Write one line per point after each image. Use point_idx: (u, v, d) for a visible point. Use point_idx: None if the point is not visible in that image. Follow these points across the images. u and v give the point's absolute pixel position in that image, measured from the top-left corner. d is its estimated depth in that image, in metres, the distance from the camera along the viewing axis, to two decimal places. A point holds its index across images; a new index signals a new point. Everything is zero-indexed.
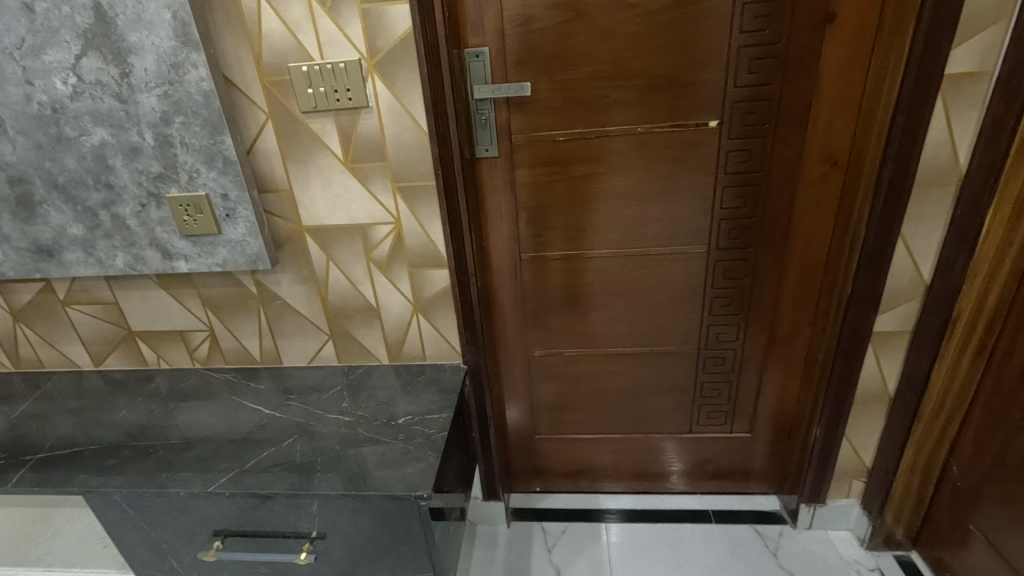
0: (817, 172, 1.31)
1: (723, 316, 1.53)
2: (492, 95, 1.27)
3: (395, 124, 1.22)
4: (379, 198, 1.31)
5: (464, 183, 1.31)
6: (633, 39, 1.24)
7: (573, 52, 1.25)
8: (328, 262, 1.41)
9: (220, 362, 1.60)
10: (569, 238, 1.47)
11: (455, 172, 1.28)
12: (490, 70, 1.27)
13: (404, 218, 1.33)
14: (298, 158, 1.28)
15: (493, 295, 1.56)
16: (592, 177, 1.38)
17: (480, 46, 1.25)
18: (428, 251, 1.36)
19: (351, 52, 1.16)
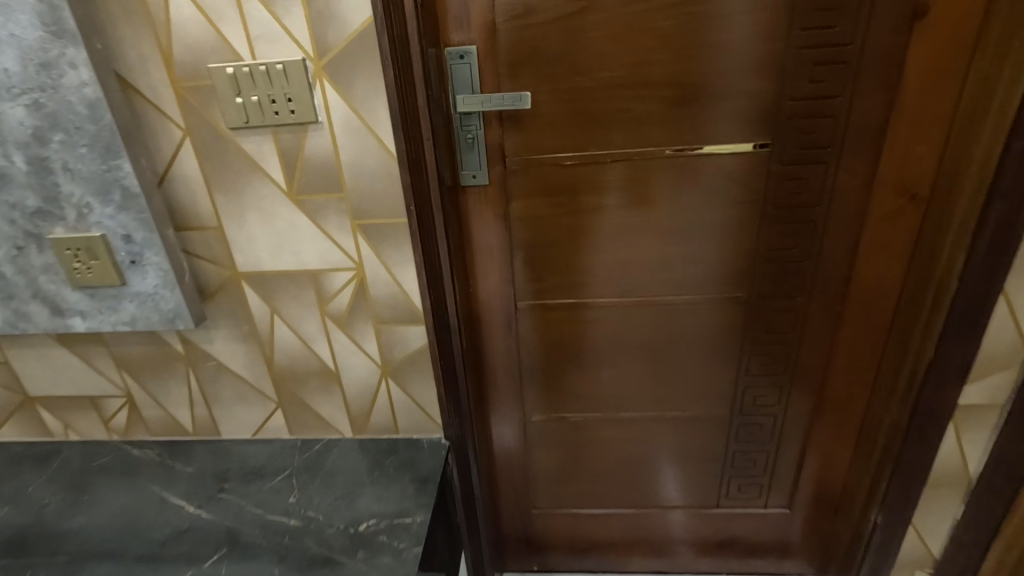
0: (889, 206, 1.04)
1: (763, 377, 1.26)
2: (482, 107, 0.99)
3: (353, 145, 0.93)
4: (336, 238, 1.02)
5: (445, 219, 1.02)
6: (662, 37, 0.96)
7: (586, 53, 0.97)
8: (272, 315, 1.11)
9: (143, 433, 1.29)
10: (576, 284, 1.19)
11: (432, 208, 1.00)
12: (478, 75, 0.98)
13: (368, 264, 1.04)
14: (228, 187, 0.98)
15: (483, 351, 1.27)
16: (605, 211, 1.10)
17: (465, 44, 0.96)
18: (400, 304, 1.07)
19: (291, 49, 0.87)
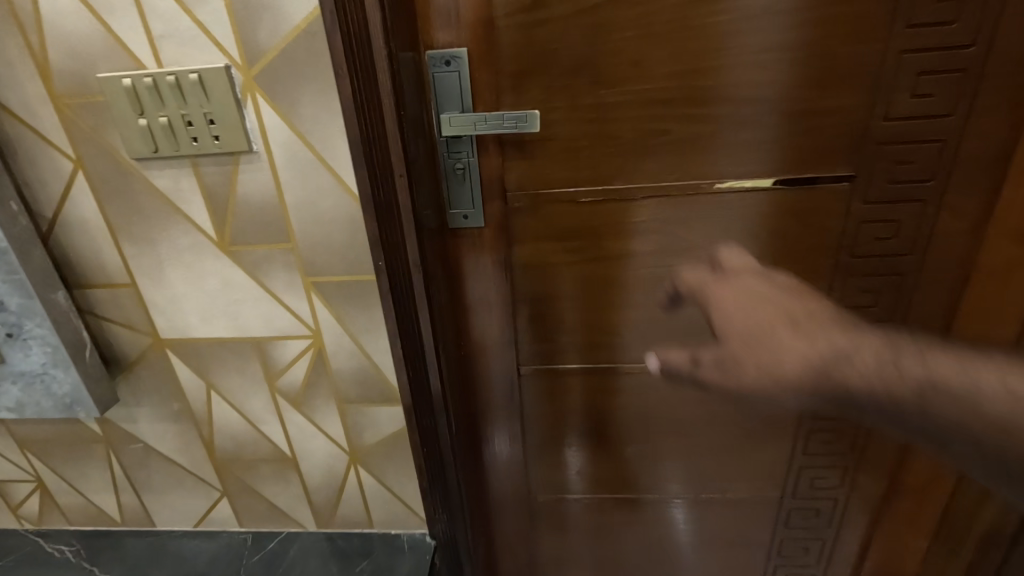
0: (1004, 257, 0.80)
1: (823, 456, 1.03)
2: (475, 130, 0.74)
3: (301, 182, 0.69)
4: (284, 300, 0.78)
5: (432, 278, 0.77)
6: (719, 38, 0.72)
7: (615, 58, 0.73)
8: (208, 390, 0.87)
9: (61, 522, 1.05)
10: (593, 345, 0.95)
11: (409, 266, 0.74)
12: (470, 87, 0.74)
13: (327, 331, 0.80)
14: (140, 236, 0.74)
15: (481, 426, 1.02)
16: (634, 261, 0.87)
17: (453, 46, 0.72)
18: (369, 380, 0.84)
19: (208, 51, 0.62)
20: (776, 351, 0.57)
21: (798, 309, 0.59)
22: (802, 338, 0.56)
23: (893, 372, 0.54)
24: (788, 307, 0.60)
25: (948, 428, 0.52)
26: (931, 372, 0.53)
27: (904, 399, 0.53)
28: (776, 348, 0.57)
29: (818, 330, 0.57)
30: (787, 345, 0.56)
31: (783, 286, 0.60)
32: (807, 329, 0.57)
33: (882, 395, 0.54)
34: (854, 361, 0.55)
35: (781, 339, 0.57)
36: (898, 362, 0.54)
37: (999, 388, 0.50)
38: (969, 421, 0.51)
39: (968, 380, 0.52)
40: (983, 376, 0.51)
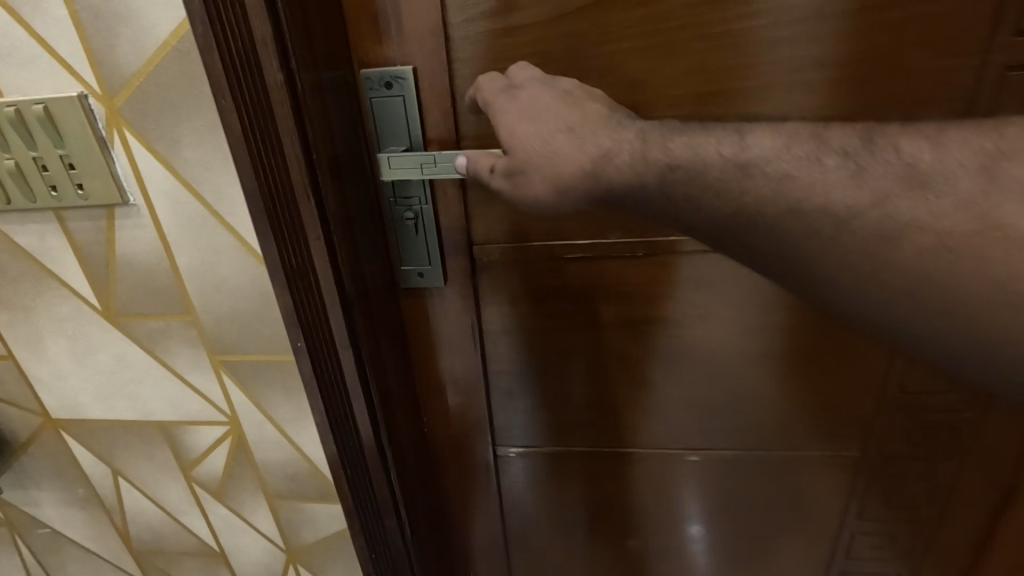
0: None
1: (872, 561, 0.83)
2: (422, 174, 0.56)
3: (194, 242, 0.53)
4: (191, 380, 0.62)
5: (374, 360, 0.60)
6: (749, 52, 0.53)
7: (608, 79, 0.55)
8: (115, 476, 0.72)
9: None
10: (585, 427, 0.77)
11: (337, 347, 0.57)
12: (421, 118, 0.58)
13: (247, 416, 0.64)
14: (9, 301, 0.60)
15: (455, 514, 0.85)
16: (637, 330, 0.69)
17: (396, 63, 0.55)
18: (302, 473, 0.68)
19: (55, 75, 0.47)
20: (534, 154, 0.47)
21: (558, 109, 0.48)
22: (566, 140, 0.46)
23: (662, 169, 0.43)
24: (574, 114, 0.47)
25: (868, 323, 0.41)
26: (671, 153, 0.42)
27: (650, 187, 0.43)
28: (554, 156, 0.46)
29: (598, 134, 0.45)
30: (555, 148, 0.46)
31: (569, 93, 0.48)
32: (579, 130, 0.46)
33: (636, 189, 0.44)
34: (613, 160, 0.44)
35: (541, 140, 0.46)
36: (644, 138, 0.44)
37: (717, 157, 0.41)
38: (709, 196, 0.41)
39: (693, 154, 0.42)
40: (709, 147, 0.42)
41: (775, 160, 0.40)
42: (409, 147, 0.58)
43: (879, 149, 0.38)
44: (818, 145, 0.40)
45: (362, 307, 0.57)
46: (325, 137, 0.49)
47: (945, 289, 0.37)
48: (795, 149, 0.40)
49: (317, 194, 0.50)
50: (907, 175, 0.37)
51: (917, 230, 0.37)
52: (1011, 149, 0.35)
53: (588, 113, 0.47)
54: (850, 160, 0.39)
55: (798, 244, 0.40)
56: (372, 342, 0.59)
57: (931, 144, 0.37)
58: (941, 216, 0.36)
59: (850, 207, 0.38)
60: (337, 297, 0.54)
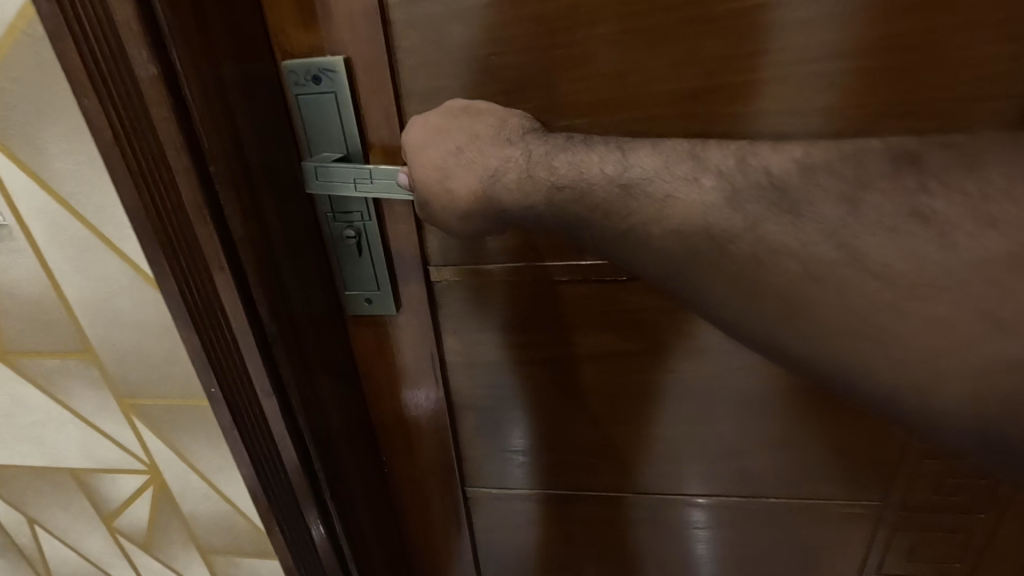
0: None
1: None
2: (354, 191, 0.47)
3: (81, 269, 0.44)
4: (101, 424, 0.53)
5: (309, 407, 0.51)
6: (753, 38, 0.43)
7: (583, 73, 0.45)
8: (31, 523, 0.64)
9: None
10: (564, 468, 0.68)
11: (260, 394, 0.48)
12: (358, 118, 0.48)
13: (167, 465, 0.55)
14: None
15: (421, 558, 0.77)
16: (621, 364, 0.59)
17: (325, 54, 0.46)
18: (236, 526, 0.59)
19: None
20: (429, 178, 0.43)
21: (460, 125, 0.43)
22: (459, 160, 0.42)
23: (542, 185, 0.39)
24: (475, 131, 0.43)
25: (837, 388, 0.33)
26: (554, 169, 0.39)
27: (539, 209, 0.40)
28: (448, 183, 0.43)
29: (490, 154, 0.42)
30: (452, 175, 0.42)
31: (468, 110, 0.44)
32: (474, 154, 0.42)
33: (532, 214, 0.40)
34: (501, 183, 0.41)
35: (442, 166, 0.43)
36: (532, 155, 0.40)
37: (600, 177, 0.37)
38: (591, 213, 0.38)
39: (572, 170, 0.39)
40: (589, 163, 0.38)
41: (656, 179, 0.36)
42: (345, 153, 0.49)
43: (750, 168, 0.34)
44: (690, 163, 0.36)
45: (289, 347, 0.48)
46: (226, 147, 0.40)
47: (800, 317, 0.32)
48: (681, 172, 0.36)
49: (218, 216, 0.41)
50: (776, 195, 0.33)
51: (782, 257, 0.32)
52: (871, 177, 0.31)
53: (484, 127, 0.43)
54: (721, 179, 0.34)
55: (655, 256, 0.36)
56: (303, 387, 0.50)
57: (798, 164, 0.33)
58: (796, 238, 0.32)
59: (721, 230, 0.33)
60: (253, 338, 0.45)
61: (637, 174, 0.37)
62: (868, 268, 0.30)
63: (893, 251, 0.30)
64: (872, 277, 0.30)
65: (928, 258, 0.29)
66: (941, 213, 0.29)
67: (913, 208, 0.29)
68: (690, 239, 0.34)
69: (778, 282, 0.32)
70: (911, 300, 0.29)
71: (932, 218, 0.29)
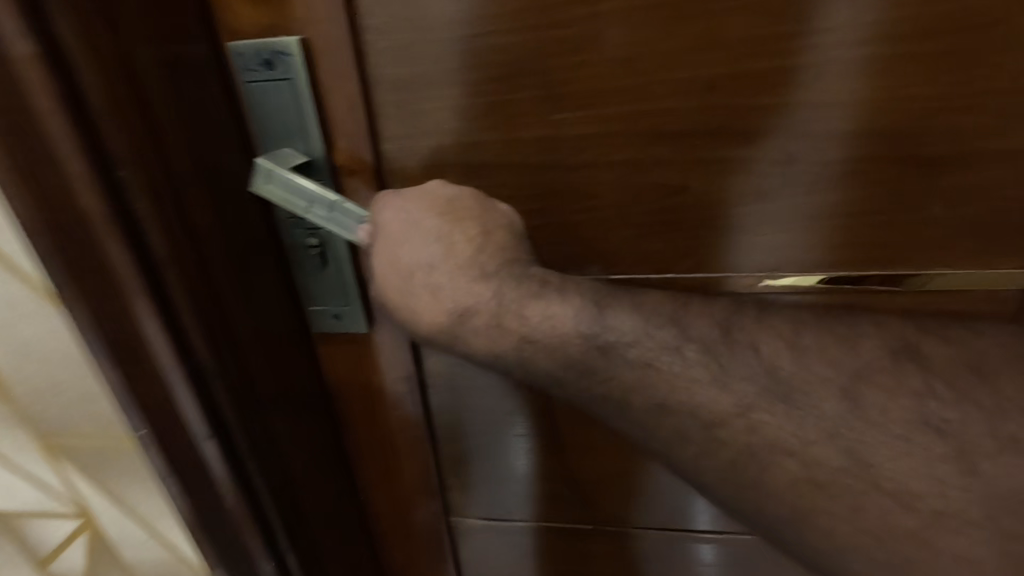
0: None
1: None
2: (305, 213, 0.39)
3: None
4: (20, 464, 0.46)
5: (258, 450, 0.43)
6: (784, 15, 0.36)
7: (583, 58, 0.38)
8: None
9: None
10: (559, 507, 0.59)
11: (197, 438, 0.40)
12: (319, 109, 0.41)
13: (102, 508, 0.48)
14: None
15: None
16: None
17: (278, 32, 0.39)
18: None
19: None
20: (392, 285, 0.36)
21: (434, 229, 0.35)
22: (425, 283, 0.35)
23: (513, 338, 0.35)
24: (451, 243, 0.35)
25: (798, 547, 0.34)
26: (527, 319, 0.34)
27: (507, 357, 0.36)
28: (410, 302, 0.36)
29: (463, 284, 0.34)
30: (417, 296, 0.35)
31: (446, 211, 0.35)
32: (449, 276, 0.34)
33: (500, 364, 0.36)
34: (472, 322, 0.35)
35: (407, 280, 0.35)
36: (503, 300, 0.34)
37: (574, 335, 0.34)
38: (566, 375, 0.35)
39: (545, 325, 0.35)
40: (564, 322, 0.34)
41: (640, 345, 0.34)
42: (308, 156, 0.42)
43: (739, 346, 0.34)
44: (675, 332, 0.35)
45: (228, 382, 0.40)
46: (139, 151, 0.32)
47: (767, 501, 0.33)
48: (660, 337, 0.34)
49: (133, 234, 0.33)
50: (768, 386, 0.33)
51: (779, 455, 0.33)
52: (868, 370, 0.33)
53: (462, 240, 0.35)
54: (712, 358, 0.34)
55: (626, 415, 0.35)
56: (246, 423, 0.42)
57: (791, 351, 0.34)
58: (789, 436, 0.33)
59: (713, 415, 0.33)
60: (183, 375, 0.38)
61: (612, 334, 0.34)
62: (850, 467, 0.32)
63: (878, 453, 0.32)
64: (885, 496, 0.32)
65: (901, 463, 0.31)
66: (943, 421, 0.31)
67: (923, 420, 0.31)
68: (678, 421, 0.34)
69: (771, 476, 0.33)
70: (899, 506, 0.31)
71: (946, 433, 0.31)
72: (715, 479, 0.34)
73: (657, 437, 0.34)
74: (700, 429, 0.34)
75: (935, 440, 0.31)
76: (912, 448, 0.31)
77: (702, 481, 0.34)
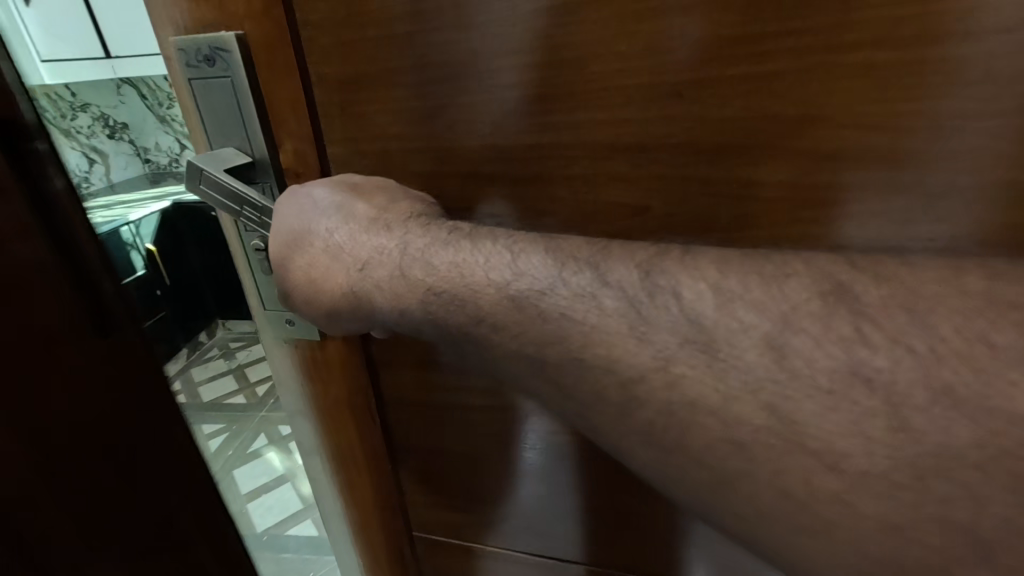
0: None
1: None
2: (239, 215, 0.41)
3: None
4: None
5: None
6: (761, 13, 0.32)
7: (532, 57, 0.36)
8: None
9: None
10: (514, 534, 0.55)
11: None
12: (252, 100, 0.40)
13: None
14: None
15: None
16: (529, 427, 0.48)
17: (216, 28, 0.39)
18: None
19: None
20: (295, 257, 0.39)
21: (330, 202, 0.38)
22: (323, 245, 0.38)
23: (413, 290, 0.35)
24: (351, 212, 0.38)
25: (742, 533, 0.27)
26: (432, 268, 0.34)
27: (416, 314, 0.35)
28: (311, 265, 0.38)
29: (366, 244, 0.37)
30: (314, 261, 0.38)
31: (348, 186, 0.39)
32: (348, 240, 0.38)
33: (409, 320, 0.36)
34: (372, 282, 0.36)
35: (307, 245, 0.38)
36: (409, 250, 0.36)
37: (485, 285, 0.32)
38: (477, 329, 0.33)
39: (454, 276, 0.34)
40: (474, 270, 0.33)
41: (553, 293, 0.30)
42: (251, 156, 0.42)
43: (660, 291, 0.28)
44: (592, 275, 0.30)
45: None
46: None
47: (702, 471, 0.27)
48: (576, 286, 0.30)
49: None
50: (689, 334, 0.27)
51: (704, 417, 0.27)
52: (799, 316, 0.25)
53: (361, 205, 0.38)
54: (627, 305, 0.29)
55: (545, 372, 0.31)
56: None
57: (716, 294, 0.27)
58: (718, 399, 0.26)
59: (629, 374, 0.28)
60: None
61: (525, 286, 0.31)
62: (793, 434, 0.25)
63: (827, 417, 0.24)
64: (809, 457, 0.25)
65: (855, 428, 0.24)
66: (893, 378, 0.23)
67: (852, 368, 0.24)
68: (594, 376, 0.29)
69: (698, 444, 0.27)
70: (843, 480, 0.24)
71: (879, 386, 0.24)
72: (641, 448, 0.29)
73: (574, 396, 0.30)
74: (622, 389, 0.28)
75: (872, 396, 0.24)
76: (840, 402, 0.24)
77: (626, 450, 0.30)
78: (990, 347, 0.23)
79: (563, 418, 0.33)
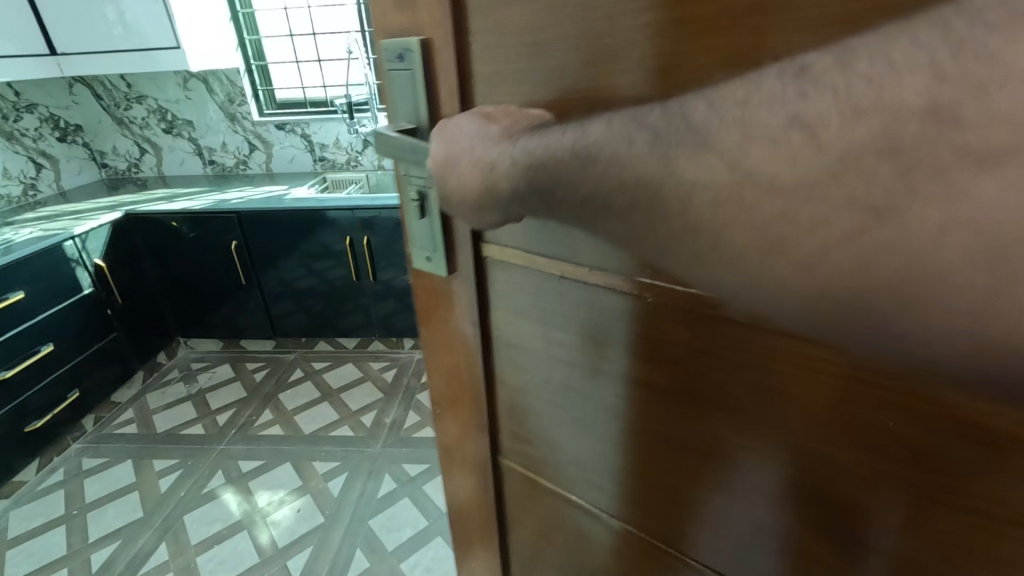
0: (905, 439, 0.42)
1: None
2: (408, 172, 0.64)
3: None
4: None
5: None
6: None
7: None
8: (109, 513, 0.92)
9: None
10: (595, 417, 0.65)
11: None
12: (420, 87, 0.60)
13: None
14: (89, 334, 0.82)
15: (506, 523, 0.87)
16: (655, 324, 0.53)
17: (409, 35, 0.59)
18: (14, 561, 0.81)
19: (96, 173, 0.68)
20: (444, 168, 0.53)
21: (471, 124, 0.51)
22: (470, 161, 0.50)
23: (521, 174, 0.46)
24: (487, 132, 0.51)
25: (748, 288, 0.34)
26: (531, 151, 0.45)
27: (521, 189, 0.46)
28: (456, 174, 0.51)
29: (492, 150, 0.48)
30: (458, 167, 0.52)
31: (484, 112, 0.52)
32: (479, 149, 0.50)
33: (517, 198, 0.47)
34: (494, 179, 0.48)
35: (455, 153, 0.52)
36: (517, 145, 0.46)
37: (564, 151, 0.42)
38: (561, 187, 0.43)
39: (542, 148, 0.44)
40: (555, 142, 0.43)
41: (604, 143, 0.39)
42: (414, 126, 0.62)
43: (672, 114, 0.36)
44: (628, 119, 0.38)
45: None
46: None
47: (711, 237, 0.34)
48: (621, 131, 0.38)
49: None
50: (684, 135, 0.35)
51: (698, 194, 0.34)
52: (758, 98, 0.32)
53: (493, 125, 0.50)
54: (648, 134, 0.37)
55: (598, 200, 0.40)
56: None
57: (706, 101, 0.34)
58: (706, 174, 0.33)
59: (646, 178, 0.36)
60: None
61: (587, 141, 0.40)
62: (759, 183, 0.31)
63: (780, 164, 0.30)
64: (774, 197, 0.31)
65: (812, 165, 0.29)
66: (818, 112, 0.29)
67: (792, 117, 0.30)
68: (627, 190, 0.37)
69: (700, 216, 0.34)
70: (803, 206, 0.30)
71: (817, 127, 0.29)
72: (666, 235, 0.37)
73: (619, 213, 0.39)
74: (644, 190, 0.36)
75: (811, 134, 0.29)
76: (784, 148, 0.30)
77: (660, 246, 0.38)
78: (890, 63, 0.27)
79: (617, 243, 0.42)
